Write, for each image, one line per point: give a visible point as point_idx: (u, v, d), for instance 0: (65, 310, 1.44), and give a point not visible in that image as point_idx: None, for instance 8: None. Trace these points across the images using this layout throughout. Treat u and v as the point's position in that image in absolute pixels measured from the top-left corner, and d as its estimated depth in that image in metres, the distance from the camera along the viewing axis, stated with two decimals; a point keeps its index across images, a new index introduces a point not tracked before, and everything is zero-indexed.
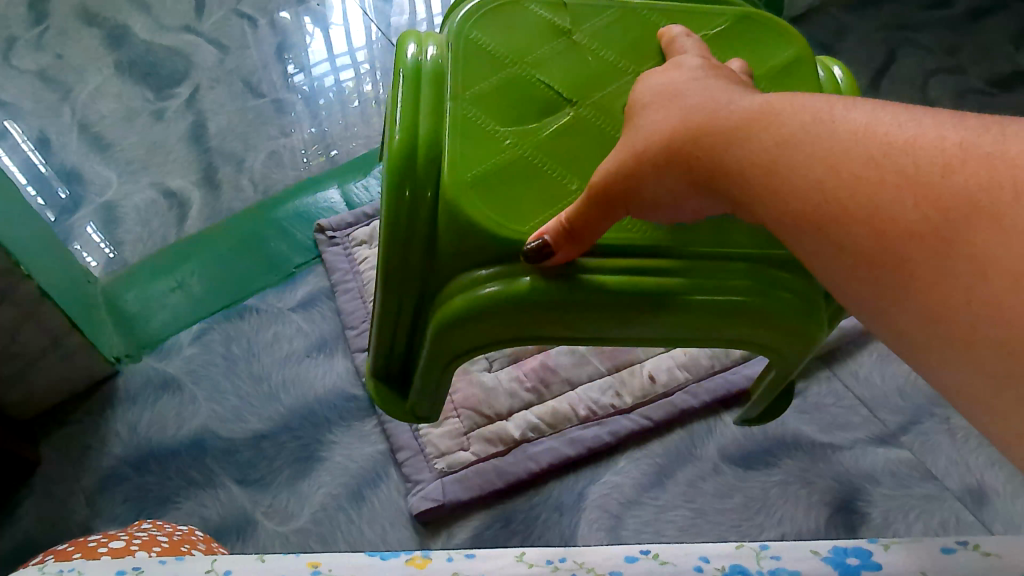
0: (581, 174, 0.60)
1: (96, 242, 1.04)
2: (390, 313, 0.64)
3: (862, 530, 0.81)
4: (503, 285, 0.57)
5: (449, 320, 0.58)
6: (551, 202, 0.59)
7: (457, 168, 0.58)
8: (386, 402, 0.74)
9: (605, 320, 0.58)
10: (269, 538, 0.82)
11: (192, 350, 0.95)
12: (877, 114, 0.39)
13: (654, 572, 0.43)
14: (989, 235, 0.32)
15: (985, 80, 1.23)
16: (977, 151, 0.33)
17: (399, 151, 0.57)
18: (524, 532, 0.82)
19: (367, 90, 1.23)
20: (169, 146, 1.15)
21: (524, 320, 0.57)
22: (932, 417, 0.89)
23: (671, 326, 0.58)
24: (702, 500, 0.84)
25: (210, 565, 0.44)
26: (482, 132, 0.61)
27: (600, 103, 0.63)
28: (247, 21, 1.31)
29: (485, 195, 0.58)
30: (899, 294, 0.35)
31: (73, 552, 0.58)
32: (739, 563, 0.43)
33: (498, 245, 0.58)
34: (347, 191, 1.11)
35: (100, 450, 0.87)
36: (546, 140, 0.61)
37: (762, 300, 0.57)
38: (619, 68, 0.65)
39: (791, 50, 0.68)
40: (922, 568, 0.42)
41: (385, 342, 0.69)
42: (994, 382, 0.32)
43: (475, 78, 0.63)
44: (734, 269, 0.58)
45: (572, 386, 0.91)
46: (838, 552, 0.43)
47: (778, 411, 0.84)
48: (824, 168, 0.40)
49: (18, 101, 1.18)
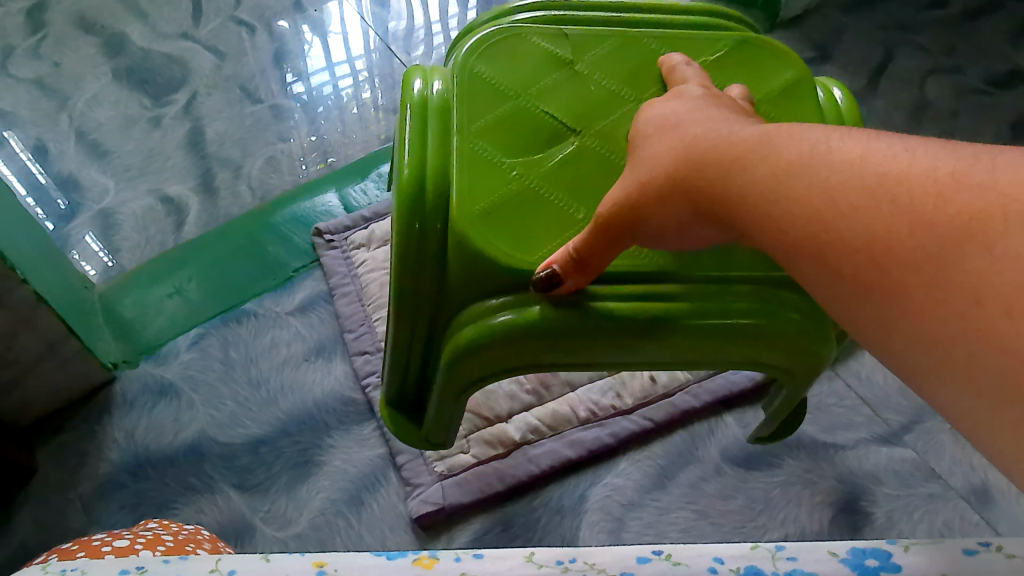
0: (589, 202, 0.60)
1: (94, 250, 1.04)
2: (401, 343, 0.64)
3: (866, 531, 0.80)
4: (514, 313, 0.57)
5: (461, 350, 0.58)
6: (557, 229, 0.59)
7: (464, 199, 0.58)
8: (400, 430, 0.73)
9: (614, 346, 0.57)
10: (267, 543, 0.81)
11: (189, 356, 0.95)
12: (873, 144, 0.39)
13: (667, 573, 0.42)
14: (982, 262, 0.31)
15: (983, 79, 1.23)
16: (969, 181, 0.33)
17: (407, 183, 0.58)
18: (525, 535, 0.81)
19: (365, 97, 1.23)
20: (166, 153, 1.15)
21: (530, 347, 0.57)
22: (934, 416, 0.88)
23: (680, 349, 0.58)
24: (704, 501, 0.83)
25: (214, 565, 0.43)
26: (487, 163, 0.60)
27: (603, 131, 0.63)
28: (244, 28, 1.31)
29: (491, 224, 0.58)
30: (898, 321, 0.35)
31: (77, 551, 0.57)
32: (754, 564, 0.42)
33: (503, 274, 0.57)
34: (345, 195, 1.11)
35: (98, 457, 0.86)
36: (551, 170, 0.61)
37: (769, 322, 0.57)
38: (620, 95, 0.65)
39: (792, 72, 0.68)
40: (943, 569, 0.40)
41: (398, 370, 0.68)
42: (993, 408, 0.31)
43: (480, 110, 0.63)
44: (740, 291, 0.58)
45: (572, 389, 0.90)
46: (856, 554, 0.42)
47: (790, 428, 0.82)
48: (822, 198, 0.39)
49: (14, 111, 1.18)
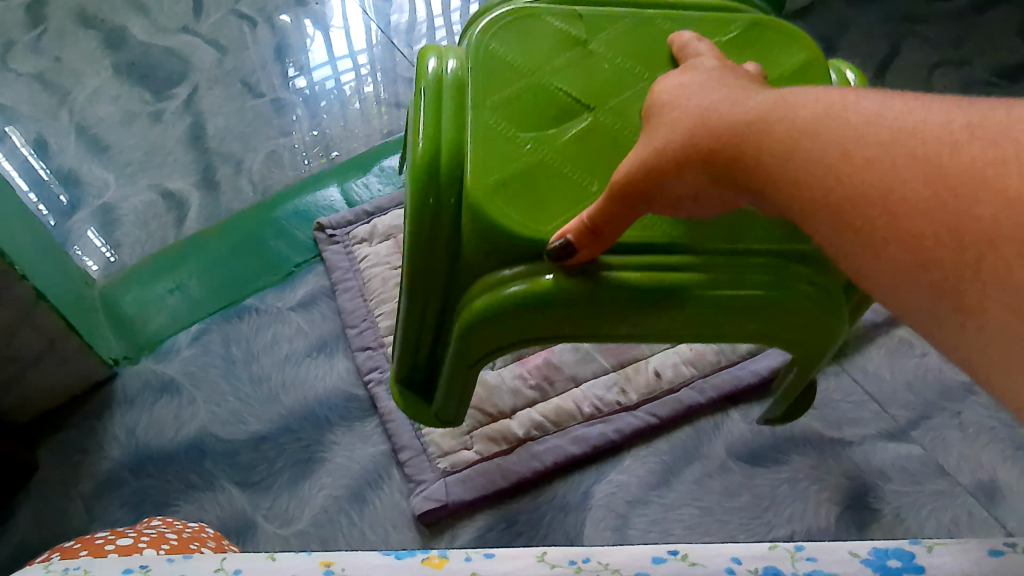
0: (603, 176, 0.59)
1: (96, 246, 1.03)
2: (414, 316, 0.63)
3: (873, 528, 0.80)
4: (527, 283, 0.56)
5: (475, 320, 0.57)
6: (571, 201, 0.58)
7: (479, 172, 0.57)
8: (411, 407, 0.73)
9: (628, 317, 0.56)
10: (269, 541, 0.80)
11: (190, 352, 0.94)
12: (888, 100, 0.37)
13: (682, 573, 0.41)
14: (997, 205, 0.30)
15: (990, 72, 1.22)
16: (985, 130, 0.32)
17: (423, 158, 0.57)
18: (529, 533, 0.80)
19: (368, 91, 1.22)
20: (167, 148, 1.14)
21: (544, 318, 0.56)
22: (942, 411, 0.87)
23: (692, 321, 0.57)
24: (710, 498, 0.83)
25: (218, 564, 0.42)
26: (502, 137, 0.60)
27: (618, 108, 0.62)
28: (245, 22, 1.30)
29: (506, 196, 0.57)
30: (909, 272, 0.33)
31: (80, 550, 0.56)
32: (773, 565, 0.42)
33: (517, 245, 0.56)
34: (347, 190, 1.10)
35: (99, 454, 0.86)
36: (565, 145, 0.60)
37: (783, 294, 0.57)
38: (635, 73, 0.64)
39: (803, 54, 0.67)
40: (968, 570, 0.39)
41: (409, 346, 0.68)
42: (1004, 351, 0.30)
43: (494, 87, 0.62)
44: (756, 263, 0.57)
45: (576, 384, 0.90)
46: (878, 554, 0.41)
47: (800, 412, 0.83)
48: (834, 156, 0.37)
49: (15, 106, 1.18)
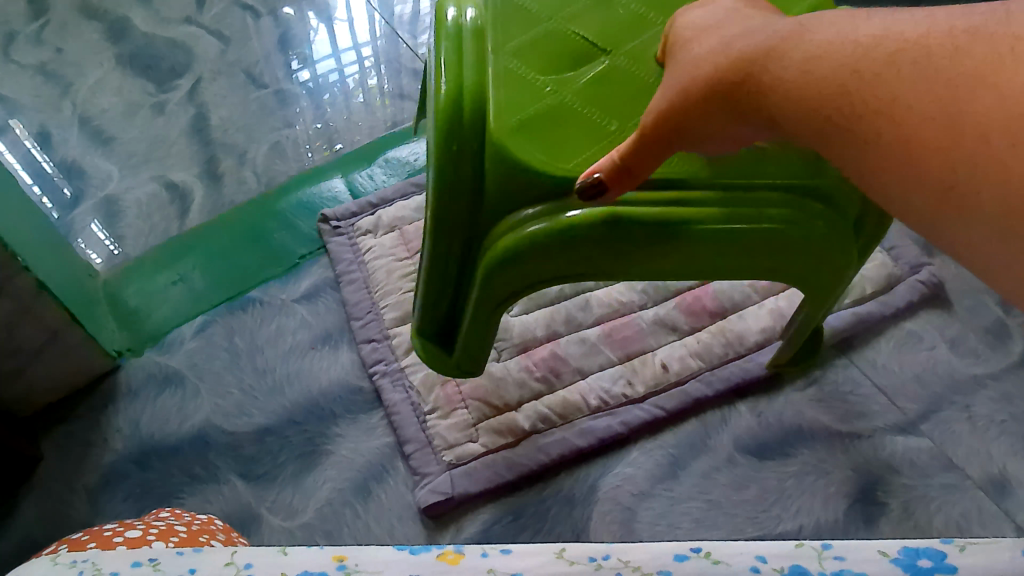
0: (622, 115, 0.59)
1: (99, 238, 1.03)
2: (437, 262, 0.65)
3: (881, 523, 0.79)
4: (546, 223, 0.57)
5: (497, 262, 0.59)
6: (591, 139, 0.57)
7: (501, 114, 0.58)
8: (430, 358, 0.74)
9: (644, 255, 0.58)
10: (275, 533, 0.80)
11: (194, 344, 0.94)
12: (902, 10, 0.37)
13: (706, 572, 0.41)
14: (995, 99, 0.31)
15: None
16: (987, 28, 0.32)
17: (445, 102, 0.58)
18: (535, 526, 0.80)
19: (372, 83, 1.21)
20: (170, 139, 1.13)
21: (562, 257, 0.58)
22: (951, 405, 0.87)
23: (707, 257, 0.59)
24: (717, 492, 0.82)
25: (229, 558, 0.42)
26: (521, 81, 0.60)
27: (635, 52, 0.62)
28: (248, 13, 1.30)
29: (528, 136, 0.57)
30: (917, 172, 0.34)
31: (88, 542, 0.56)
32: (799, 563, 0.41)
33: (537, 184, 0.57)
34: (351, 180, 1.09)
35: (103, 447, 0.86)
36: (585, 87, 0.60)
37: (795, 226, 0.58)
38: (649, 18, 0.64)
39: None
40: (1002, 571, 0.39)
41: (431, 295, 0.70)
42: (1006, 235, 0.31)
43: (513, 34, 0.62)
44: (771, 197, 0.58)
45: (583, 377, 0.89)
46: (908, 554, 0.40)
47: (808, 354, 0.89)
48: (846, 72, 0.37)
49: (17, 97, 1.17)
